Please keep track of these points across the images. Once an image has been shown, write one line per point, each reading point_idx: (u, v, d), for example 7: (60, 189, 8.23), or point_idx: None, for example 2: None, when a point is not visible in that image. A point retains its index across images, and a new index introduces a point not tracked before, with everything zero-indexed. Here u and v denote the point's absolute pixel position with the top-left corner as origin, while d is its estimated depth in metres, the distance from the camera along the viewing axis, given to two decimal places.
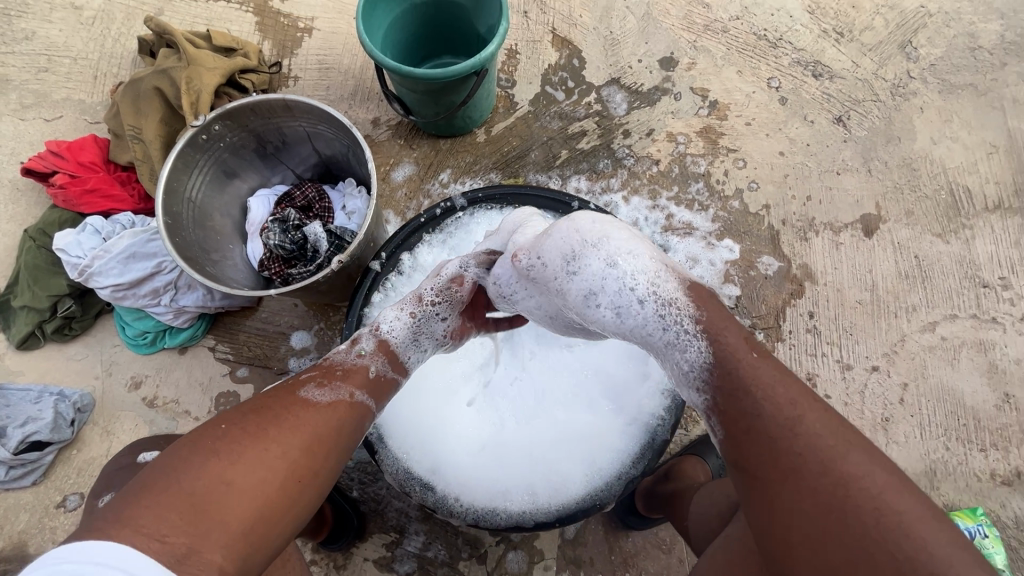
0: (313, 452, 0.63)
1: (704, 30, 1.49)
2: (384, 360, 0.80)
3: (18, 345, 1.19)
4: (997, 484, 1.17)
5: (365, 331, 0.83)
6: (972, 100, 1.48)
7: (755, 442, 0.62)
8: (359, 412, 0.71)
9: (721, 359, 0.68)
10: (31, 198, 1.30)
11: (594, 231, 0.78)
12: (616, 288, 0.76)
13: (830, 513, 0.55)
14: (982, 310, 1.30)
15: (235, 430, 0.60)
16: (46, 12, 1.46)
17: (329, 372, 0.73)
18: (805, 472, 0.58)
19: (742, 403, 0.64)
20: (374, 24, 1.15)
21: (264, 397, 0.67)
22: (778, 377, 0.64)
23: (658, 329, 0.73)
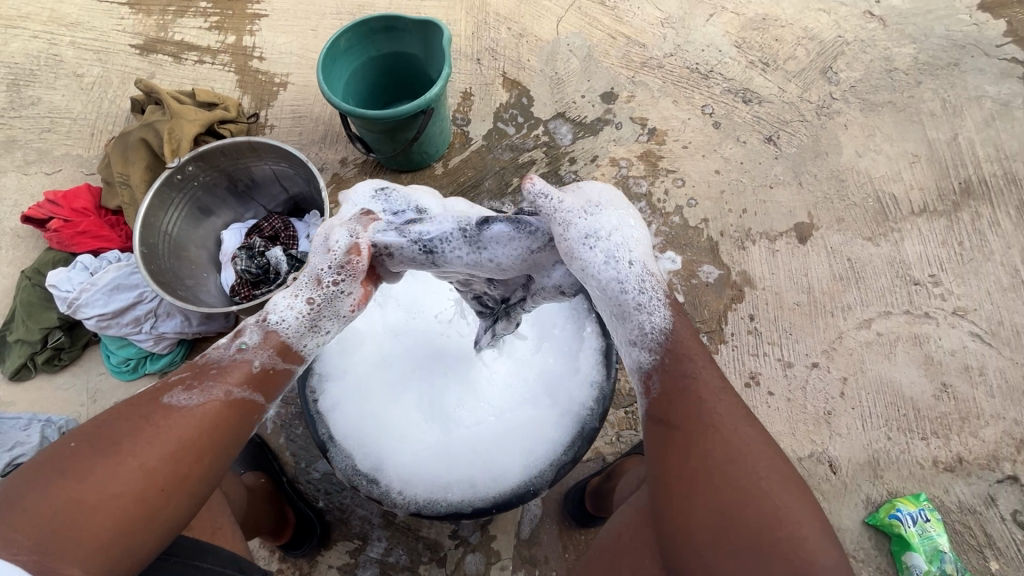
0: (181, 456, 0.61)
1: (641, 67, 1.64)
2: (273, 352, 0.71)
3: (11, 377, 1.28)
4: (940, 471, 1.22)
5: (253, 323, 0.73)
6: (893, 116, 1.60)
7: (684, 399, 0.67)
8: (236, 411, 0.67)
9: (678, 329, 0.74)
10: (30, 243, 1.43)
11: (609, 203, 0.79)
12: (615, 247, 0.75)
13: (734, 464, 0.61)
14: (915, 306, 1.38)
15: (83, 448, 0.59)
16: (51, 80, 1.63)
17: (201, 372, 0.68)
18: (722, 428, 0.64)
19: (681, 366, 0.70)
20: (334, 75, 1.30)
21: (123, 407, 0.63)
22: (710, 360, 0.72)
23: (634, 289, 0.74)
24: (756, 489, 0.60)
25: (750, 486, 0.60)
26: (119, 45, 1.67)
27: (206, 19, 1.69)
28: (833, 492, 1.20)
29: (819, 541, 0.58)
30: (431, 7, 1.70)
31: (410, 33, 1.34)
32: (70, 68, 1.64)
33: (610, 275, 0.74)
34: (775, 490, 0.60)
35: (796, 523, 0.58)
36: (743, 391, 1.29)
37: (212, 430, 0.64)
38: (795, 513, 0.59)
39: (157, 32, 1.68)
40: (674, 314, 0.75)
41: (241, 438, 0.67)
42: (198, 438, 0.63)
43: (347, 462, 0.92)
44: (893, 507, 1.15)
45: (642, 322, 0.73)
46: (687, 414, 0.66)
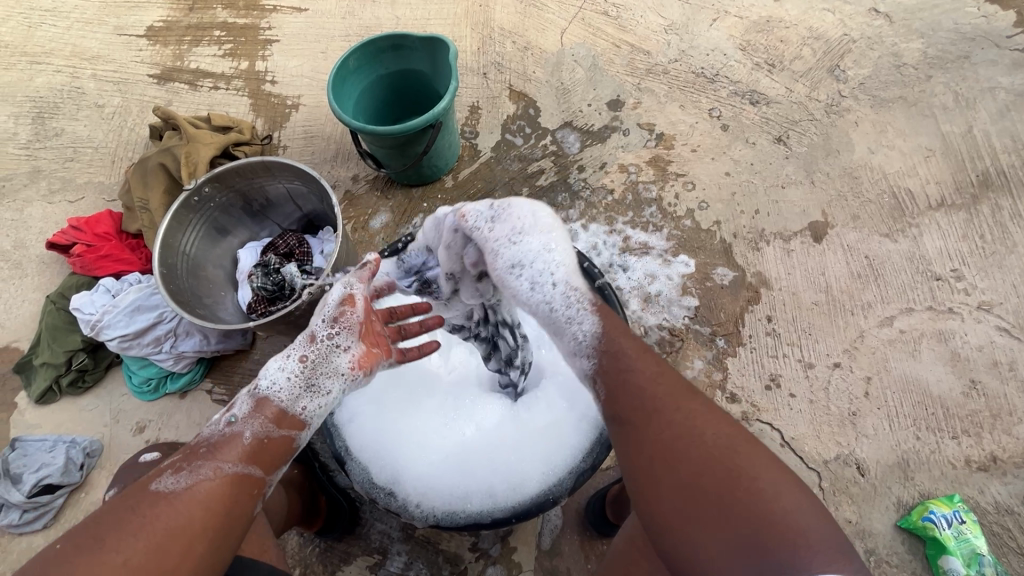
0: (170, 547, 0.61)
1: (646, 74, 1.65)
2: (263, 421, 0.73)
3: (37, 400, 1.31)
4: (974, 471, 1.18)
5: (245, 393, 0.76)
6: (904, 111, 1.58)
7: (627, 394, 0.72)
8: (231, 487, 0.68)
9: (606, 330, 0.78)
10: (55, 269, 1.47)
11: (541, 221, 0.83)
12: (540, 269, 0.80)
13: (683, 441, 0.65)
14: (937, 302, 1.35)
15: (69, 554, 0.59)
16: (74, 112, 1.69)
17: (192, 452, 0.69)
18: (664, 412, 0.68)
19: (619, 362, 0.75)
20: (344, 94, 1.33)
21: (116, 501, 0.64)
22: (641, 350, 0.76)
23: (561, 306, 0.80)
24: (709, 456, 0.63)
25: (702, 456, 0.63)
26: (138, 75, 1.73)
27: (220, 47, 1.74)
28: (863, 495, 1.17)
29: (780, 488, 0.60)
30: (437, 25, 1.73)
31: (417, 50, 1.36)
32: (91, 99, 1.70)
33: (534, 298, 0.80)
34: (729, 450, 0.63)
35: (750, 476, 0.61)
36: (764, 394, 1.27)
37: (202, 516, 0.64)
38: (754, 466, 0.62)
39: (174, 62, 1.74)
40: (601, 317, 0.79)
41: (237, 517, 0.67)
42: (186, 527, 0.63)
43: (364, 475, 0.92)
44: (925, 509, 1.12)
45: (573, 335, 0.79)
46: (629, 403, 0.71)
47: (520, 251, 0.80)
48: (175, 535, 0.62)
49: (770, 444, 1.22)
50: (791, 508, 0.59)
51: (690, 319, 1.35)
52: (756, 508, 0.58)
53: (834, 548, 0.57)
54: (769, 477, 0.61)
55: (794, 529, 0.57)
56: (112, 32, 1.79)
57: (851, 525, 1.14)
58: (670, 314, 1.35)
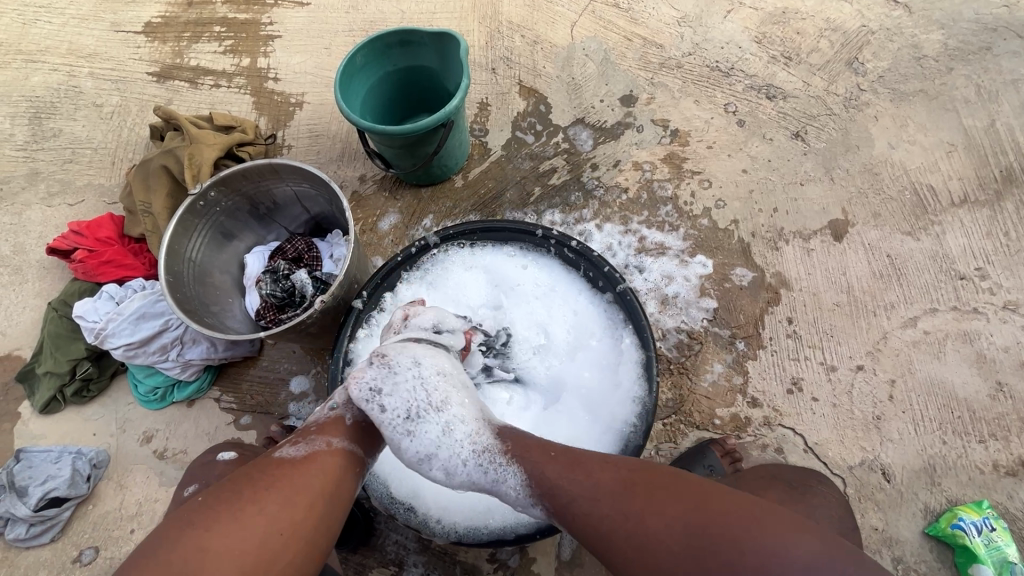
0: (297, 507, 0.67)
1: (660, 68, 1.61)
2: (360, 407, 0.82)
3: (41, 410, 1.28)
4: (1002, 476, 1.15)
5: (340, 388, 0.85)
6: (925, 105, 1.54)
7: (583, 525, 0.69)
8: (342, 460, 0.74)
9: (531, 471, 0.75)
10: (56, 275, 1.44)
11: (436, 389, 0.81)
12: (444, 451, 0.78)
13: (651, 545, 0.64)
14: (962, 301, 1.31)
15: (212, 501, 0.65)
16: (72, 112, 1.65)
17: (305, 430, 0.78)
18: (618, 523, 0.67)
19: (557, 499, 0.72)
20: (351, 92, 1.29)
21: (246, 465, 0.72)
22: (568, 467, 0.74)
23: (478, 477, 0.78)
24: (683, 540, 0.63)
25: (674, 546, 0.63)
26: (137, 73, 1.68)
27: (221, 43, 1.70)
28: (889, 502, 1.15)
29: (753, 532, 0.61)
30: (443, 19, 1.68)
31: (426, 46, 1.32)
32: (90, 98, 1.66)
33: (454, 478, 0.79)
34: (694, 522, 0.63)
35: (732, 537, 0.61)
36: (786, 398, 1.24)
37: (321, 479, 0.71)
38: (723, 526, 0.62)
39: (173, 59, 1.69)
40: (522, 463, 0.76)
41: (347, 489, 0.73)
42: (309, 484, 0.69)
43: (383, 489, 0.93)
44: (955, 515, 1.09)
45: (507, 495, 0.77)
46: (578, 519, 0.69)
47: (418, 443, 0.78)
48: (302, 491, 0.68)
49: (793, 449, 1.20)
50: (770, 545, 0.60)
51: (709, 322, 1.32)
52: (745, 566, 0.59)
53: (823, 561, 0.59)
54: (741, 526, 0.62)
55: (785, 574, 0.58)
56: (109, 28, 1.74)
57: (877, 532, 1.12)
58: (689, 317, 1.32)
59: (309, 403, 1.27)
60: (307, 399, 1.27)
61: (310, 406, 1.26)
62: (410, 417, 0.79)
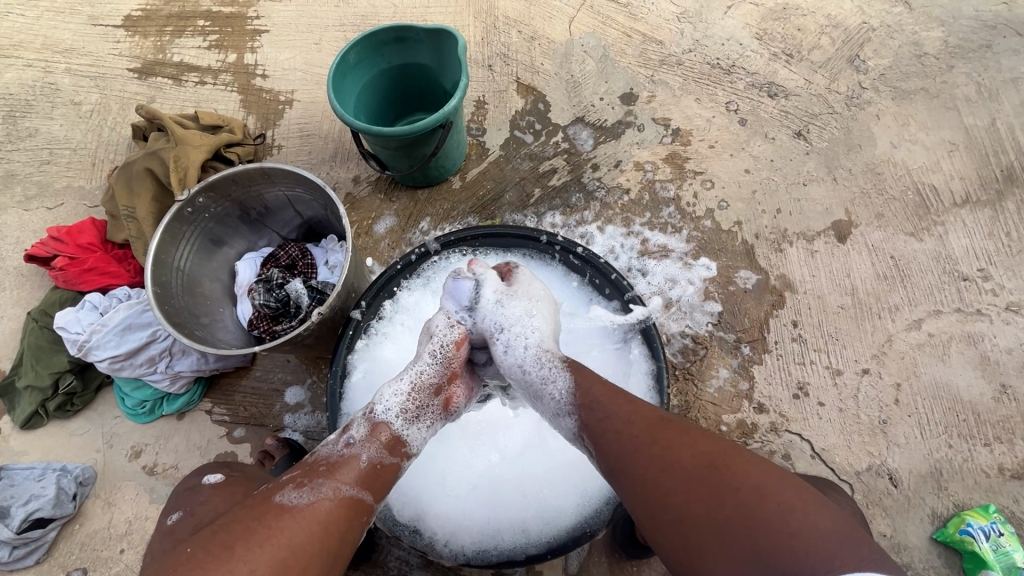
0: (288, 565, 0.62)
1: (660, 65, 1.58)
2: (377, 446, 0.77)
3: (22, 425, 1.23)
4: (1007, 479, 1.16)
5: (359, 419, 0.80)
6: (926, 103, 1.52)
7: (609, 440, 0.72)
8: (346, 511, 0.69)
9: (581, 381, 0.78)
10: (35, 282, 1.37)
11: (536, 289, 0.93)
12: (515, 330, 0.86)
13: (670, 471, 0.66)
14: (966, 303, 1.30)
15: (203, 556, 0.61)
16: (48, 110, 1.57)
17: (312, 469, 0.72)
18: (646, 447, 0.69)
19: (592, 412, 0.75)
20: (345, 91, 1.24)
21: (243, 511, 0.67)
22: (612, 391, 0.77)
23: (534, 369, 0.82)
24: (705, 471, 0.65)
25: (693, 476, 0.65)
26: (117, 69, 1.61)
27: (205, 38, 1.63)
28: (896, 507, 1.15)
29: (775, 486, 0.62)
30: (437, 14, 1.63)
31: (422, 43, 1.27)
32: (67, 96, 1.58)
33: (508, 360, 0.84)
34: (718, 457, 0.66)
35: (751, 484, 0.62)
36: (792, 404, 1.23)
37: (322, 533, 0.66)
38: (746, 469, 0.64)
39: (155, 55, 1.62)
40: (574, 373, 0.79)
41: (349, 541, 0.69)
42: (311, 538, 0.65)
43: (386, 510, 0.91)
44: (962, 522, 1.10)
45: (550, 396, 0.79)
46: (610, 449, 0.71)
47: (495, 317, 0.88)
48: (302, 547, 0.64)
49: (801, 456, 1.19)
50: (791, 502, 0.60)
51: (714, 326, 1.30)
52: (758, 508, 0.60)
53: (836, 527, 0.59)
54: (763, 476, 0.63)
55: (793, 523, 0.58)
56: (86, 22, 1.66)
57: (885, 538, 1.13)
58: (694, 321, 1.30)
59: (305, 414, 1.23)
60: (303, 411, 1.23)
61: (306, 417, 1.22)
62: (505, 295, 0.90)
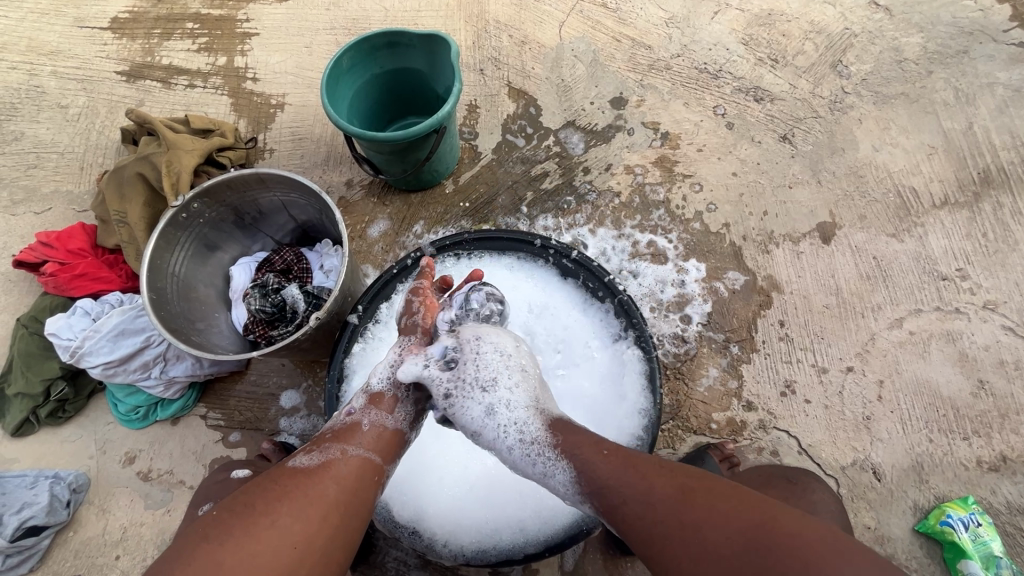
0: (309, 518, 0.64)
1: (649, 69, 1.60)
2: (376, 411, 0.81)
3: (13, 433, 1.22)
4: (985, 471, 1.20)
5: (357, 394, 0.84)
6: (906, 107, 1.56)
7: (636, 531, 0.68)
8: (360, 469, 0.72)
9: (579, 467, 0.75)
10: (24, 287, 1.36)
11: (488, 369, 0.84)
12: (490, 434, 0.81)
13: (703, 557, 0.62)
14: (945, 302, 1.35)
15: (224, 514, 0.64)
16: (34, 113, 1.56)
17: (320, 438, 0.76)
18: (675, 533, 0.65)
19: (608, 499, 0.72)
20: (338, 96, 1.24)
21: (256, 479, 0.70)
22: (620, 462, 0.74)
23: (529, 468, 0.79)
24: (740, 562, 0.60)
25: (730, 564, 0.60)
26: (104, 72, 1.59)
27: (194, 41, 1.62)
28: (880, 500, 1.19)
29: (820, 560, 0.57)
30: (429, 18, 1.64)
31: (415, 48, 1.28)
32: (53, 99, 1.57)
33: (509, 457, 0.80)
34: (757, 531, 0.61)
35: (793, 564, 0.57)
36: (780, 401, 1.26)
37: (337, 487, 0.69)
38: (782, 537, 0.60)
39: (144, 57, 1.61)
40: (570, 456, 0.76)
41: (365, 499, 0.71)
42: (328, 491, 0.68)
43: (386, 512, 0.93)
44: (943, 513, 1.14)
45: (556, 485, 0.78)
46: (641, 536, 0.68)
47: (473, 421, 0.81)
48: (320, 499, 0.67)
49: (788, 452, 1.23)
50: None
51: (704, 327, 1.32)
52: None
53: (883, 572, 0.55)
54: (801, 538, 0.59)
55: None
56: (72, 24, 1.65)
57: (870, 531, 1.17)
58: (683, 322, 1.33)
59: (301, 418, 1.23)
60: (299, 414, 1.23)
61: (302, 421, 1.23)
62: (458, 393, 0.83)
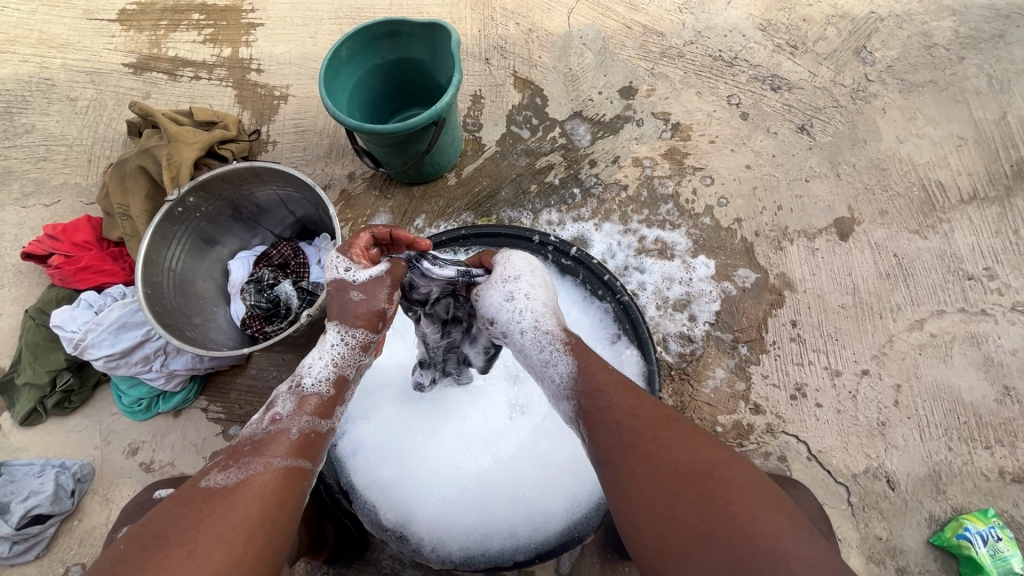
0: (232, 541, 0.59)
1: (660, 58, 1.54)
2: (308, 417, 0.75)
3: (21, 422, 1.24)
4: (1007, 483, 1.14)
5: (283, 393, 0.77)
6: (935, 96, 1.48)
7: (606, 429, 0.68)
8: (284, 480, 0.67)
9: (581, 366, 0.76)
10: (33, 279, 1.38)
11: (514, 268, 0.88)
12: (507, 317, 0.84)
13: (658, 471, 0.61)
14: (970, 303, 1.28)
15: (133, 548, 0.58)
16: (44, 106, 1.57)
17: (236, 450, 0.69)
18: (640, 442, 0.65)
19: (595, 400, 0.72)
20: (337, 88, 1.22)
21: (166, 504, 0.63)
22: (619, 384, 0.73)
23: (534, 351, 0.81)
24: (683, 485, 0.59)
25: (674, 484, 0.60)
26: (112, 64, 1.60)
27: (200, 32, 1.61)
28: (894, 510, 1.14)
29: (760, 513, 0.55)
30: (433, 6, 1.60)
31: (416, 38, 1.25)
32: (63, 91, 1.58)
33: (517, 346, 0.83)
34: (713, 467, 0.60)
35: (727, 502, 0.57)
36: (790, 405, 1.21)
37: (259, 503, 0.63)
38: (742, 491, 0.57)
39: (150, 49, 1.61)
40: (575, 354, 0.77)
41: (295, 508, 0.67)
42: (251, 510, 0.62)
43: (372, 513, 0.93)
44: (960, 526, 1.09)
45: (553, 379, 0.78)
46: (607, 440, 0.67)
47: (504, 310, 0.84)
48: (242, 519, 0.61)
49: (797, 457, 1.18)
50: (766, 533, 0.53)
51: (712, 326, 1.28)
52: (715, 539, 0.54)
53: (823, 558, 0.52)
54: (759, 501, 0.56)
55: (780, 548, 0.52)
56: (81, 17, 1.65)
57: (881, 542, 1.12)
58: (690, 321, 1.28)
59: None
60: None
61: None
62: (485, 282, 0.86)
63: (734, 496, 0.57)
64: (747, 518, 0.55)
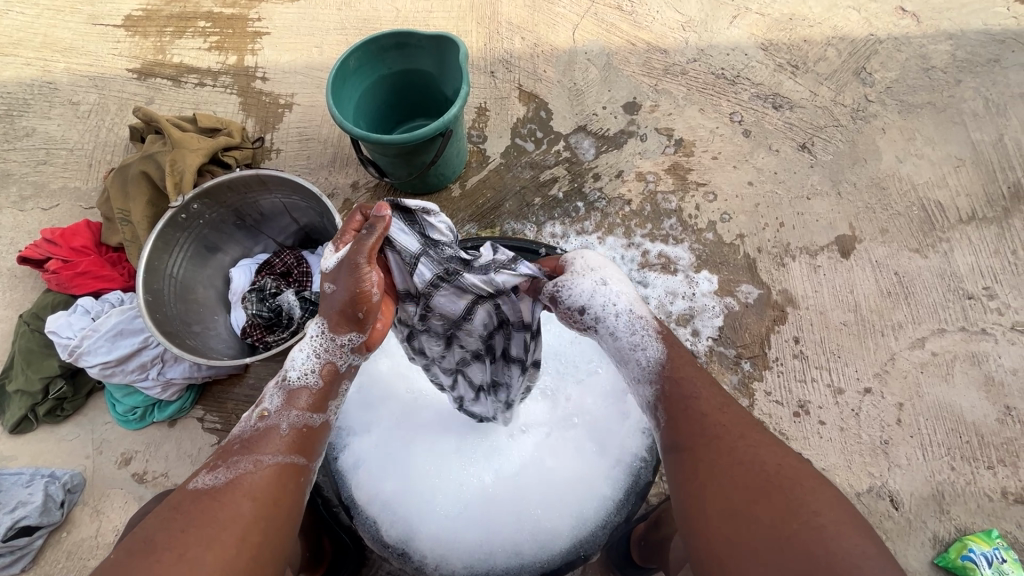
0: (220, 542, 0.58)
1: (664, 74, 1.56)
2: (296, 411, 0.72)
3: (11, 430, 1.21)
4: (1010, 503, 1.14)
5: (271, 388, 0.74)
6: (933, 117, 1.50)
7: (690, 418, 0.70)
8: (275, 477, 0.66)
9: (672, 355, 0.76)
10: (29, 284, 1.36)
11: (595, 259, 0.84)
12: (604, 303, 0.80)
13: (744, 468, 0.63)
14: (970, 322, 1.28)
15: (122, 556, 0.58)
16: (45, 110, 1.56)
17: (225, 450, 0.68)
18: (728, 437, 0.66)
19: (681, 390, 0.73)
20: (344, 97, 1.22)
21: (154, 509, 0.63)
22: (707, 379, 0.75)
23: (625, 335, 0.79)
24: (768, 486, 0.61)
25: (758, 483, 0.61)
26: (115, 69, 1.60)
27: (205, 39, 1.61)
28: (898, 530, 1.13)
29: (845, 531, 0.56)
30: (440, 19, 1.61)
31: (424, 50, 1.26)
32: (65, 96, 1.57)
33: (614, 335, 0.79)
34: (801, 478, 0.62)
35: (812, 512, 0.58)
36: (793, 422, 1.21)
37: (250, 503, 0.62)
38: (827, 507, 0.59)
39: (155, 55, 1.61)
40: (667, 343, 0.78)
41: (290, 506, 0.66)
42: (239, 510, 0.61)
43: (375, 529, 0.91)
44: (964, 547, 1.09)
45: (638, 362, 0.77)
46: (691, 428, 0.68)
47: (599, 304, 0.80)
48: (230, 520, 0.60)
49: None
50: (854, 552, 0.54)
51: (714, 341, 1.28)
52: (794, 543, 0.56)
53: None
54: (846, 520, 0.57)
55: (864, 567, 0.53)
56: (86, 22, 1.65)
57: None
58: (694, 336, 1.28)
59: None
60: None
61: None
62: (569, 276, 0.81)
63: (824, 510, 0.58)
64: (832, 532, 0.56)
